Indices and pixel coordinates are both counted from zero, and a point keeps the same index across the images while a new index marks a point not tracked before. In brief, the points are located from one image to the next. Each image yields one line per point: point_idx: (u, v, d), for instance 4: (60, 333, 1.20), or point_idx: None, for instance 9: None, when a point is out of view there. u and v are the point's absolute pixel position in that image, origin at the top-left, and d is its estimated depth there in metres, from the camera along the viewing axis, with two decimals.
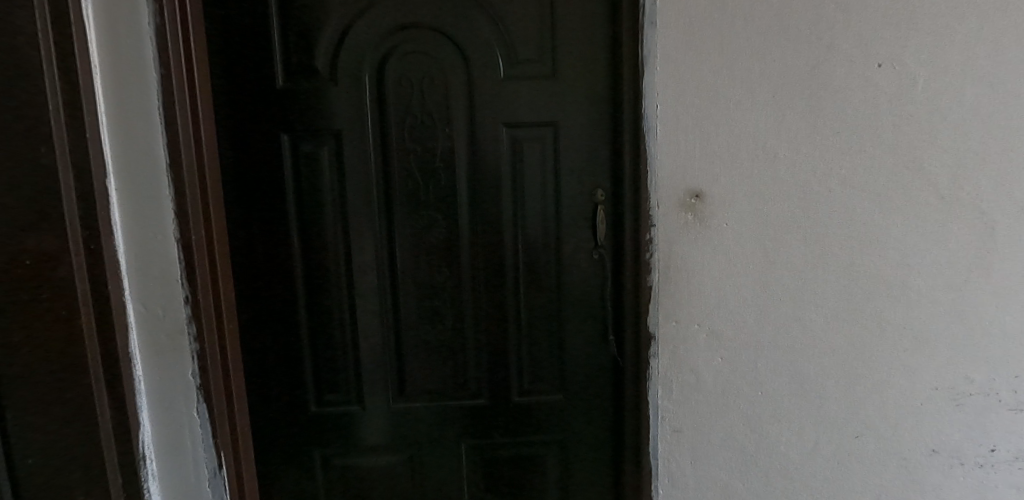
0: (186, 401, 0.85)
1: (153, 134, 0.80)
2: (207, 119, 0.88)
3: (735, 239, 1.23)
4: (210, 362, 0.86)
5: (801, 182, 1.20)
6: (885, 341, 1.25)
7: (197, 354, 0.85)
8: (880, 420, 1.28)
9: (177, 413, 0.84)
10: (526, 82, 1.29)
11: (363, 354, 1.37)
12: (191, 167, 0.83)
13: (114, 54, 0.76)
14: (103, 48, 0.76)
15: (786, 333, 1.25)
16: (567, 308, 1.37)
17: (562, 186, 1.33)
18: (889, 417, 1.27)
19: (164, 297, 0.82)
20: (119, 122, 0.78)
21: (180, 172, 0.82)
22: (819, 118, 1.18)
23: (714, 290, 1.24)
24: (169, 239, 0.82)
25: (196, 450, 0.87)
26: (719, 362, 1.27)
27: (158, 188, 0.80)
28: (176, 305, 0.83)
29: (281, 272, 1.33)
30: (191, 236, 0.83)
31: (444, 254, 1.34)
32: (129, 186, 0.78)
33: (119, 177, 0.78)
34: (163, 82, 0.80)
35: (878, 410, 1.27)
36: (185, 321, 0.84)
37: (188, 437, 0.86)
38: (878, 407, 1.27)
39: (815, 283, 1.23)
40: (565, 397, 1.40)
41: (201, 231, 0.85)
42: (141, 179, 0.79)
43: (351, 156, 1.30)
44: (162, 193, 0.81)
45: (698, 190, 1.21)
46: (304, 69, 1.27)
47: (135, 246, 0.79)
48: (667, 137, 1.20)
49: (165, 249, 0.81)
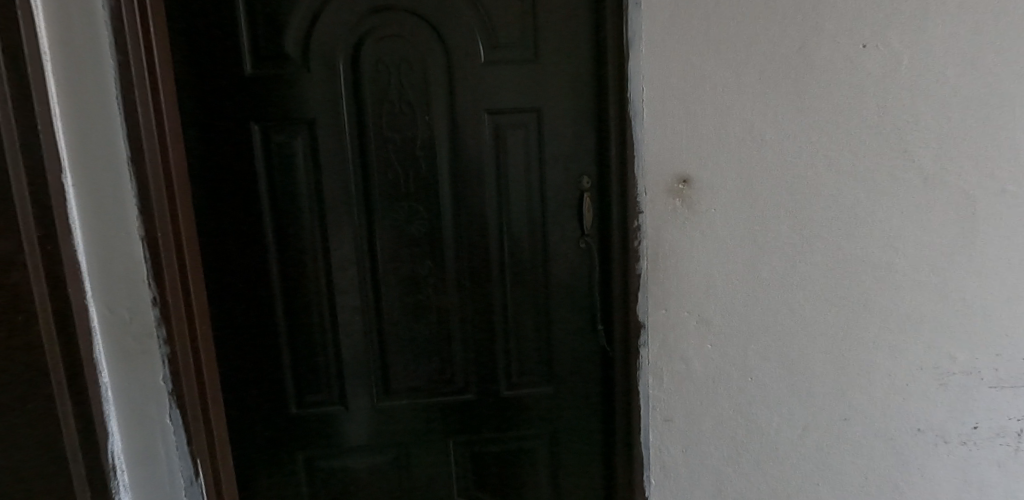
0: (156, 406, 0.79)
1: (111, 123, 0.73)
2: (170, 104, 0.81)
3: (724, 224, 1.20)
4: (182, 367, 0.80)
5: (789, 166, 1.18)
6: (873, 323, 1.24)
7: (167, 357, 0.79)
8: (867, 401, 1.28)
9: (148, 418, 0.78)
10: (508, 66, 1.24)
11: (344, 353, 1.31)
12: (154, 157, 0.76)
13: (66, 38, 0.70)
14: (53, 33, 0.69)
15: (776, 318, 1.24)
16: (556, 299, 1.34)
17: (547, 174, 1.29)
18: (875, 398, 1.27)
19: (130, 299, 0.75)
20: (74, 111, 0.71)
21: (144, 165, 0.75)
22: (805, 99, 1.16)
23: (705, 277, 1.23)
24: (134, 234, 0.75)
25: (171, 458, 0.81)
26: (711, 350, 1.25)
27: (118, 181, 0.74)
28: (143, 305, 0.77)
29: (256, 269, 1.25)
30: (155, 231, 0.77)
31: (426, 247, 1.29)
32: (88, 179, 0.72)
33: (77, 170, 0.72)
34: (120, 62, 0.73)
35: (866, 392, 1.27)
36: (153, 322, 0.78)
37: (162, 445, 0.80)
38: (865, 388, 1.27)
39: (803, 266, 1.22)
40: (555, 390, 1.37)
41: (169, 227, 0.79)
42: (100, 172, 0.73)
43: (326, 145, 1.23)
44: (123, 186, 0.74)
45: (686, 174, 1.19)
46: (274, 54, 1.20)
47: (95, 243, 0.73)
48: (654, 121, 1.17)
49: (129, 246, 0.75)
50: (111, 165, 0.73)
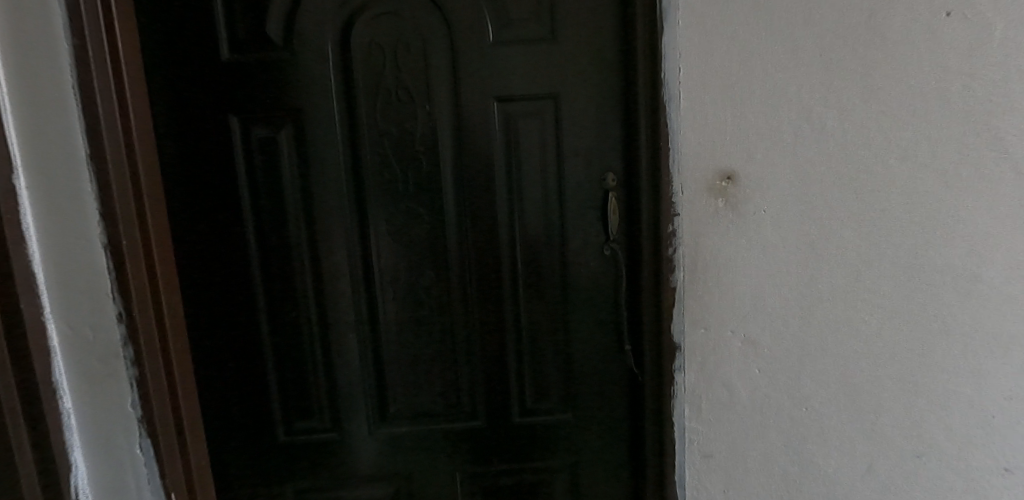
0: (127, 433, 0.85)
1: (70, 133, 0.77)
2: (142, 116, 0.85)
3: (775, 229, 1.03)
4: (149, 372, 0.85)
5: (856, 159, 0.99)
6: (953, 347, 1.03)
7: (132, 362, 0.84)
8: (943, 436, 1.06)
9: (117, 422, 0.84)
10: (521, 46, 1.08)
11: (338, 375, 1.16)
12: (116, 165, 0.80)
13: (22, 48, 0.74)
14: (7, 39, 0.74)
15: (836, 339, 1.06)
16: (577, 313, 1.17)
17: (566, 169, 1.12)
18: (953, 433, 1.06)
19: (94, 322, 0.81)
20: (31, 122, 0.75)
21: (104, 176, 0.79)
22: (875, 81, 0.97)
23: (752, 291, 1.05)
24: (97, 249, 0.80)
25: (135, 465, 0.85)
26: (757, 375, 1.08)
27: (78, 191, 0.78)
28: (106, 315, 0.81)
29: (236, 281, 1.11)
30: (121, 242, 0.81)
31: (429, 255, 1.13)
32: (45, 188, 0.76)
33: (33, 181, 0.76)
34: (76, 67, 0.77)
35: (942, 426, 1.06)
36: (117, 334, 0.82)
37: (126, 450, 0.85)
38: (940, 420, 1.06)
39: (869, 280, 1.03)
40: (575, 417, 1.20)
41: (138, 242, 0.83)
42: (69, 207, 0.78)
43: (314, 140, 1.09)
44: (84, 196, 0.78)
45: (730, 170, 1.01)
46: (254, 40, 1.06)
47: (57, 254, 0.78)
48: (691, 108, 1.00)
49: (93, 263, 0.80)
50: (72, 177, 0.78)
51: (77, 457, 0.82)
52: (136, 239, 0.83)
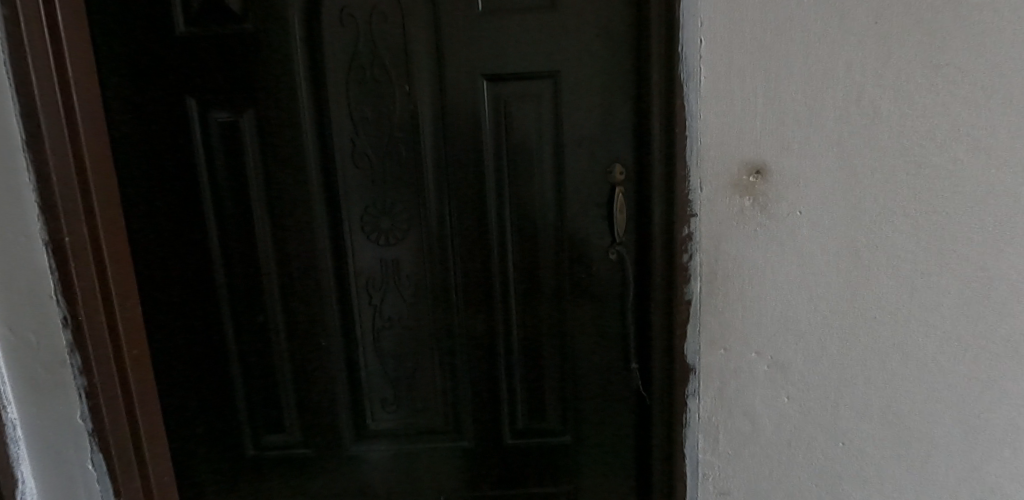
0: (68, 417, 0.91)
1: (13, 143, 0.83)
2: (96, 110, 0.89)
3: (811, 235, 0.86)
4: (93, 359, 0.90)
5: (913, 151, 0.82)
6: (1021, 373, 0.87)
7: (74, 348, 0.89)
8: (1006, 476, 0.91)
9: (47, 404, 0.91)
10: (515, 15, 0.92)
11: (311, 384, 1.06)
12: (59, 167, 0.85)
13: None
14: None
15: (881, 365, 0.89)
16: (577, 323, 1.02)
17: (567, 160, 0.97)
18: (1017, 473, 0.91)
19: (38, 322, 0.88)
20: None
21: (51, 180, 0.84)
22: (940, 55, 0.80)
23: (782, 307, 0.89)
24: (38, 249, 0.86)
25: (81, 444, 0.92)
26: (786, 404, 0.92)
27: (19, 195, 0.85)
28: (45, 307, 0.88)
29: (198, 282, 1.01)
30: (64, 238, 0.86)
31: (410, 255, 1.01)
32: None
33: None
34: (40, 76, 0.83)
35: (1004, 465, 0.91)
36: (58, 324, 0.88)
37: (69, 430, 0.91)
38: (1003, 459, 0.90)
39: (925, 296, 0.86)
40: (575, 440, 1.06)
41: (85, 235, 0.87)
42: (10, 217, 0.85)
43: (282, 125, 0.97)
44: (25, 200, 0.85)
45: (760, 163, 0.85)
46: (212, 12, 0.93)
47: None
48: (714, 88, 0.83)
49: (32, 260, 0.86)
50: (13, 183, 0.84)
51: (19, 430, 0.91)
52: (85, 232, 0.88)
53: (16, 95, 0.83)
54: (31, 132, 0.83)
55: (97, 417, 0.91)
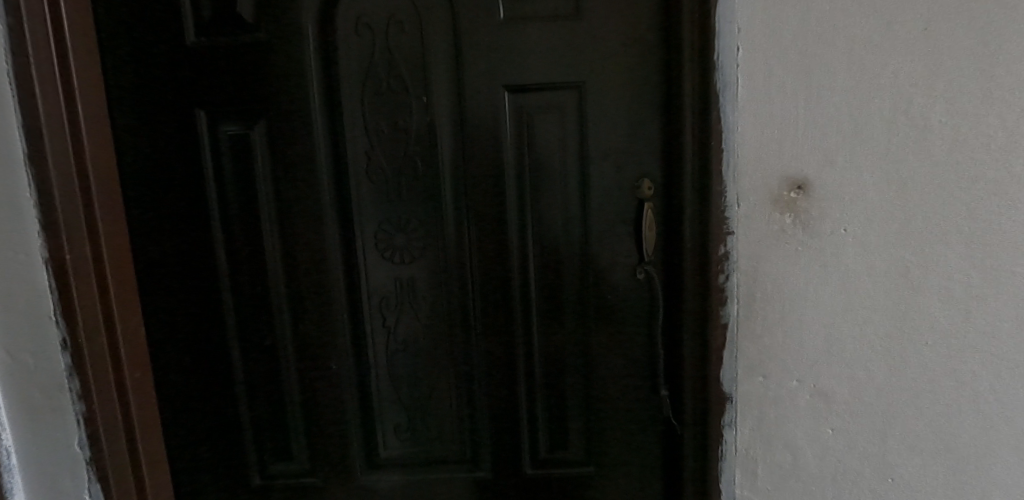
0: (64, 446, 0.86)
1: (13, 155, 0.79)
2: (101, 120, 0.85)
3: (857, 254, 0.80)
4: (93, 384, 0.85)
5: (969, 165, 0.76)
6: None
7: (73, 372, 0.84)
8: None
9: (42, 431, 0.85)
10: (539, 23, 0.88)
11: (320, 410, 1.00)
12: (62, 182, 0.80)
13: None
14: None
15: (935, 395, 0.82)
16: (601, 347, 0.96)
17: (592, 174, 0.92)
18: None
19: (36, 343, 0.83)
20: None
21: (52, 194, 0.80)
22: (997, 63, 0.74)
23: (825, 332, 0.82)
24: (38, 267, 0.82)
25: (77, 475, 0.86)
26: (829, 435, 0.85)
27: (20, 210, 0.80)
28: (43, 328, 0.83)
29: (205, 302, 0.97)
30: (65, 256, 0.81)
31: (426, 275, 0.96)
32: None
33: None
34: (43, 85, 0.78)
35: None
36: (57, 347, 0.84)
37: (65, 459, 0.86)
38: None
39: (983, 321, 0.79)
40: (599, 472, 1.00)
41: (86, 252, 0.83)
42: (9, 232, 0.81)
43: (293, 138, 0.93)
44: (25, 215, 0.80)
45: (802, 178, 0.79)
46: (224, 21, 0.90)
47: None
48: (753, 98, 0.78)
49: (31, 279, 0.82)
50: (13, 197, 0.80)
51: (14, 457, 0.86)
52: (87, 250, 0.83)
53: (19, 105, 0.78)
54: (32, 145, 0.79)
55: (95, 445, 0.86)
